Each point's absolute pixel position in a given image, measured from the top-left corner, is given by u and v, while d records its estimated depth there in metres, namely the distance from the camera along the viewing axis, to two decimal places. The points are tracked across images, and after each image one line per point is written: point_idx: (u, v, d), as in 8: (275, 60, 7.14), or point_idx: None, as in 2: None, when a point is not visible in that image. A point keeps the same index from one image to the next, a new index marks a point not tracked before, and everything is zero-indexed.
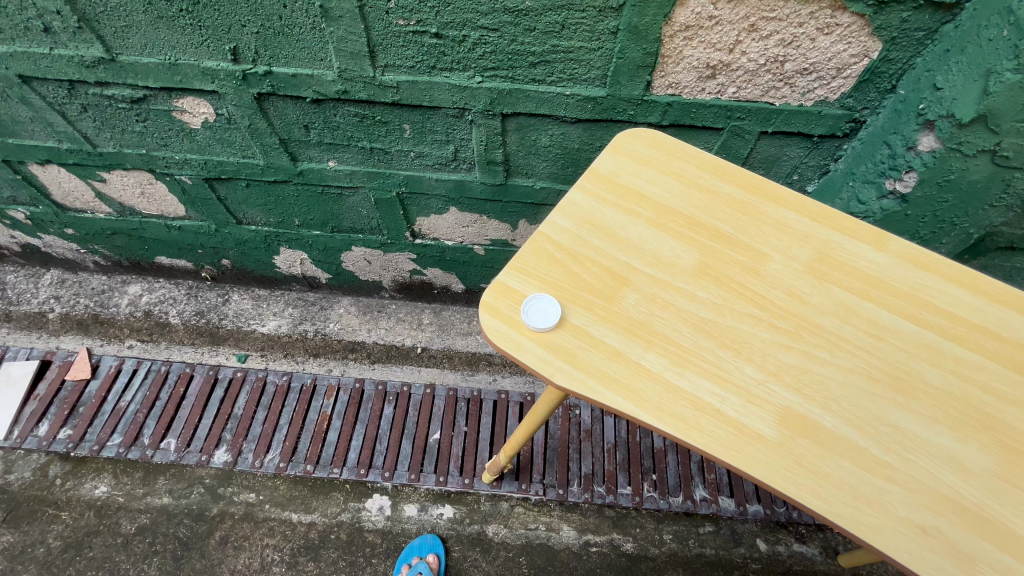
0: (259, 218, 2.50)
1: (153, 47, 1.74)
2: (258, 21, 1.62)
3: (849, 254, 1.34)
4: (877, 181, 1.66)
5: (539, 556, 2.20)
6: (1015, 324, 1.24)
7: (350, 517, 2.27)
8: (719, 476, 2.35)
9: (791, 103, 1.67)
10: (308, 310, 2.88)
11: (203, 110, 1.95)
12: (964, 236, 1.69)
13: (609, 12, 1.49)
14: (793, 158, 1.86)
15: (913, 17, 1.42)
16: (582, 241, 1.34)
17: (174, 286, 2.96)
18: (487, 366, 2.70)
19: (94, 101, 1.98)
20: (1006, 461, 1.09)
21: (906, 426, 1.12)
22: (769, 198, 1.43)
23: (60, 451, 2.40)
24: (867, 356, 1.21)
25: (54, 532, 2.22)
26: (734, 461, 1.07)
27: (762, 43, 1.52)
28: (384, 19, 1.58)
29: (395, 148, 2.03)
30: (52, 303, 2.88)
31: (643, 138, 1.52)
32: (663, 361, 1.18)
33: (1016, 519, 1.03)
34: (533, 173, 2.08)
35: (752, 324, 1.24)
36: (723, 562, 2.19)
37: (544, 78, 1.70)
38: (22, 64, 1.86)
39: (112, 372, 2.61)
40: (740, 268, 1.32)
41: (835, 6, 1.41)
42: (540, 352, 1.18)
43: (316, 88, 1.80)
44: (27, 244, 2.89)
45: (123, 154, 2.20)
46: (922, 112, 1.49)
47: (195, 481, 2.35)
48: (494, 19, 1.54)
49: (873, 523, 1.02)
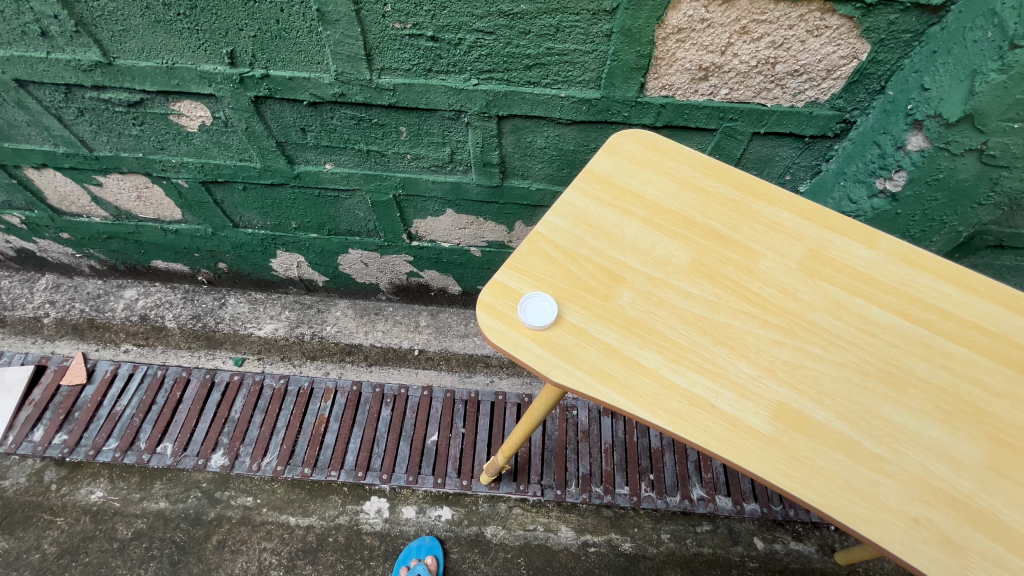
0: (256, 221, 2.51)
1: (150, 51, 1.76)
2: (256, 24, 1.64)
3: (841, 253, 1.36)
4: (866, 181, 1.69)
5: (538, 557, 2.20)
6: (1004, 319, 1.27)
7: (348, 520, 2.27)
8: (716, 475, 2.36)
9: (782, 105, 1.69)
10: (305, 313, 2.88)
11: (200, 114, 1.96)
12: (954, 235, 1.72)
13: (602, 16, 1.52)
14: (785, 158, 1.88)
15: (900, 20, 1.44)
16: (577, 240, 1.35)
17: (170, 290, 2.96)
18: (484, 368, 2.71)
19: (92, 105, 1.99)
20: (996, 452, 1.11)
21: (898, 420, 1.14)
22: (762, 197, 1.45)
23: (55, 456, 2.38)
24: (858, 351, 1.23)
25: (49, 538, 2.21)
26: (729, 455, 1.08)
27: (752, 45, 1.55)
28: (380, 23, 1.60)
29: (391, 151, 2.04)
30: (47, 308, 2.87)
31: (636, 139, 1.55)
32: (659, 358, 1.20)
33: (1006, 509, 1.05)
34: (529, 175, 2.09)
35: (746, 321, 1.26)
36: (720, 560, 2.20)
37: (539, 81, 1.72)
38: (18, 68, 1.87)
39: (107, 377, 2.59)
40: (734, 266, 1.34)
41: (823, 9, 1.44)
42: (537, 351, 1.19)
43: (313, 91, 1.81)
44: (22, 249, 2.88)
45: (120, 157, 2.20)
46: (911, 112, 1.51)
47: (192, 485, 2.34)
48: (490, 22, 1.56)
49: (867, 516, 1.03)
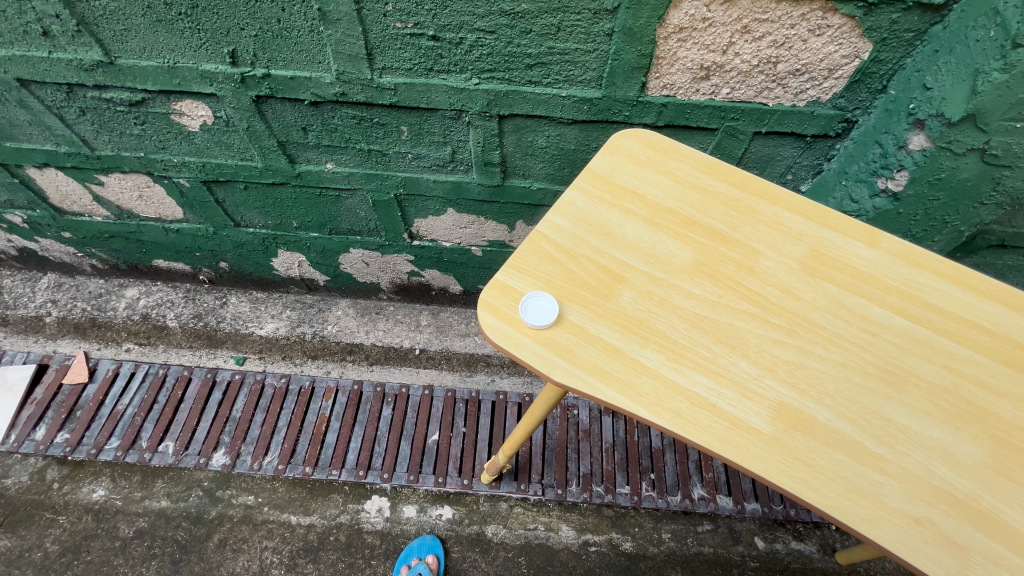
0: (257, 220, 2.51)
1: (152, 51, 1.76)
2: (257, 24, 1.64)
3: (842, 252, 1.36)
4: (868, 181, 1.69)
5: (539, 556, 2.20)
6: (1005, 319, 1.26)
7: (350, 519, 2.27)
8: (717, 475, 2.36)
9: (783, 104, 1.69)
10: (307, 312, 2.89)
11: (201, 113, 1.96)
12: (956, 235, 1.72)
13: (603, 14, 1.51)
14: (787, 158, 1.88)
15: (903, 19, 1.44)
16: (579, 240, 1.35)
17: (172, 290, 2.96)
18: (485, 367, 2.71)
19: (93, 104, 1.99)
20: (997, 453, 1.11)
21: (898, 419, 1.14)
22: (762, 197, 1.45)
23: (57, 455, 2.39)
24: (859, 351, 1.23)
25: (51, 536, 2.22)
26: (730, 455, 1.08)
27: (754, 45, 1.54)
28: (381, 22, 1.60)
29: (392, 150, 2.04)
30: (49, 307, 2.87)
31: (636, 138, 1.55)
32: (660, 357, 1.20)
33: (1007, 509, 1.05)
34: (530, 175, 2.09)
35: (748, 321, 1.26)
36: (721, 560, 2.20)
37: (540, 80, 1.71)
38: (21, 68, 1.87)
39: (109, 376, 2.60)
40: (735, 266, 1.34)
41: (825, 8, 1.44)
42: (539, 350, 1.19)
43: (314, 91, 1.82)
44: (24, 248, 2.88)
45: (121, 157, 2.21)
46: (913, 111, 1.51)
47: (193, 484, 2.34)
48: (491, 22, 1.56)
49: (868, 515, 1.03)
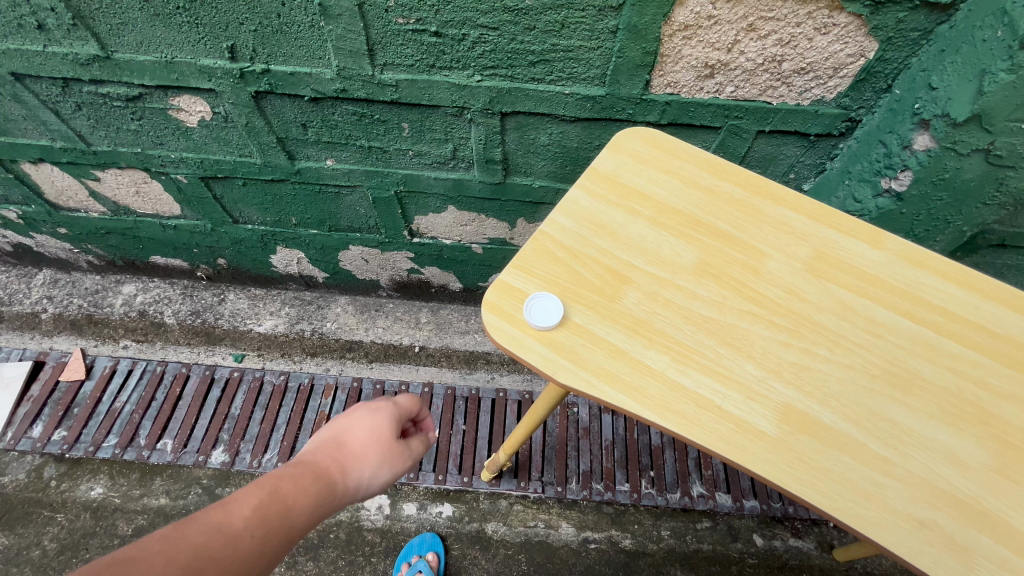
0: (255, 217, 2.49)
1: (149, 45, 1.73)
2: (256, 19, 1.61)
3: (847, 253, 1.36)
4: (872, 181, 1.69)
5: (538, 553, 2.21)
6: (1009, 321, 1.26)
7: (350, 516, 2.27)
8: (716, 472, 2.37)
9: (787, 103, 1.68)
10: (305, 309, 2.87)
11: (199, 109, 1.94)
12: (958, 234, 1.72)
13: (609, 12, 1.50)
14: (789, 157, 1.87)
15: (909, 18, 1.43)
16: (583, 240, 1.34)
17: (169, 286, 2.94)
18: (485, 365, 2.70)
19: (89, 99, 1.96)
20: (1000, 454, 1.11)
21: (903, 421, 1.14)
22: (768, 197, 1.44)
23: (54, 453, 2.37)
24: (864, 353, 1.22)
25: (49, 534, 2.21)
26: (737, 457, 1.08)
27: (759, 43, 1.53)
28: (383, 18, 1.58)
29: (393, 147, 2.03)
30: (45, 303, 2.85)
31: (641, 137, 1.53)
32: (664, 359, 1.19)
33: (1010, 511, 1.05)
34: (531, 172, 2.08)
35: (753, 322, 1.25)
36: (720, 557, 2.21)
37: (543, 77, 1.70)
38: (15, 62, 1.84)
39: (107, 373, 2.59)
40: (740, 266, 1.33)
41: (831, 6, 1.42)
42: (543, 352, 1.18)
43: (314, 87, 1.79)
44: (19, 243, 2.86)
45: (118, 153, 2.18)
46: (918, 111, 1.51)
47: (192, 482, 2.33)
48: (495, 18, 1.54)
49: (872, 517, 1.03)
